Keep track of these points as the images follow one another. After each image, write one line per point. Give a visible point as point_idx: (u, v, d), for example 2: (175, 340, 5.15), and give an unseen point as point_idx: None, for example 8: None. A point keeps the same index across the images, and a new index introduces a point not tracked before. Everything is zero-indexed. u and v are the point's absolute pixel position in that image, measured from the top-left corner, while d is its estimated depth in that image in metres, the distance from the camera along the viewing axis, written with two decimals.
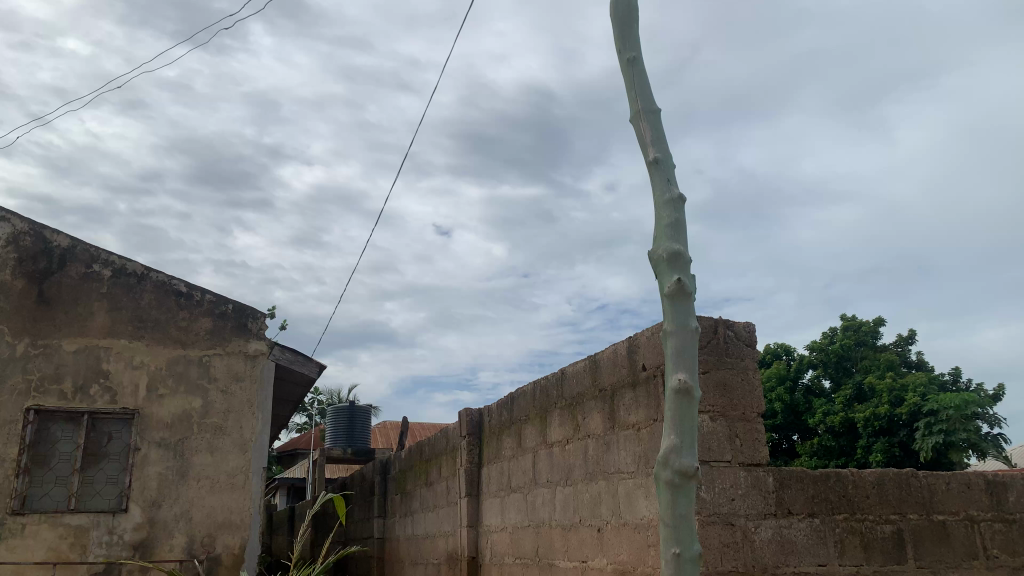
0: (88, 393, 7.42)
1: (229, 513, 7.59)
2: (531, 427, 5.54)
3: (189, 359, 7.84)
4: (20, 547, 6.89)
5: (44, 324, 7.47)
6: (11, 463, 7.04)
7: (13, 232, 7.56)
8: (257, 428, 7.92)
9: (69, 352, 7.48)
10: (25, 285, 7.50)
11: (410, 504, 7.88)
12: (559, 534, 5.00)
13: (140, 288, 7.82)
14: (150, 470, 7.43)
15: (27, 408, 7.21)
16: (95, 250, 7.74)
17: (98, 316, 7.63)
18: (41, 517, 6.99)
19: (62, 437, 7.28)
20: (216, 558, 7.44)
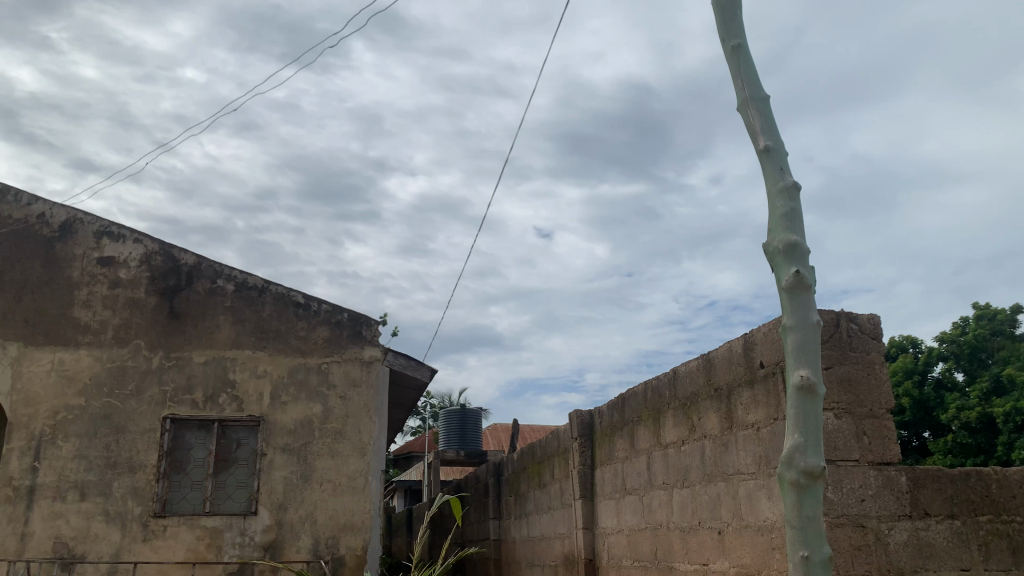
0: (217, 401, 7.84)
1: (351, 515, 7.84)
2: (644, 428, 5.46)
3: (309, 367, 8.15)
4: (162, 548, 7.34)
5: (176, 338, 7.95)
6: (152, 469, 7.53)
7: (146, 252, 8.10)
8: (374, 432, 8.15)
9: (199, 364, 7.92)
10: (158, 302, 8.01)
11: (524, 506, 7.91)
12: (677, 537, 4.89)
13: (261, 300, 8.20)
14: (277, 474, 7.76)
15: (164, 417, 7.69)
16: (219, 266, 8.16)
17: (223, 328, 8.05)
18: (180, 520, 7.43)
19: (196, 444, 7.73)
20: (341, 559, 7.69)
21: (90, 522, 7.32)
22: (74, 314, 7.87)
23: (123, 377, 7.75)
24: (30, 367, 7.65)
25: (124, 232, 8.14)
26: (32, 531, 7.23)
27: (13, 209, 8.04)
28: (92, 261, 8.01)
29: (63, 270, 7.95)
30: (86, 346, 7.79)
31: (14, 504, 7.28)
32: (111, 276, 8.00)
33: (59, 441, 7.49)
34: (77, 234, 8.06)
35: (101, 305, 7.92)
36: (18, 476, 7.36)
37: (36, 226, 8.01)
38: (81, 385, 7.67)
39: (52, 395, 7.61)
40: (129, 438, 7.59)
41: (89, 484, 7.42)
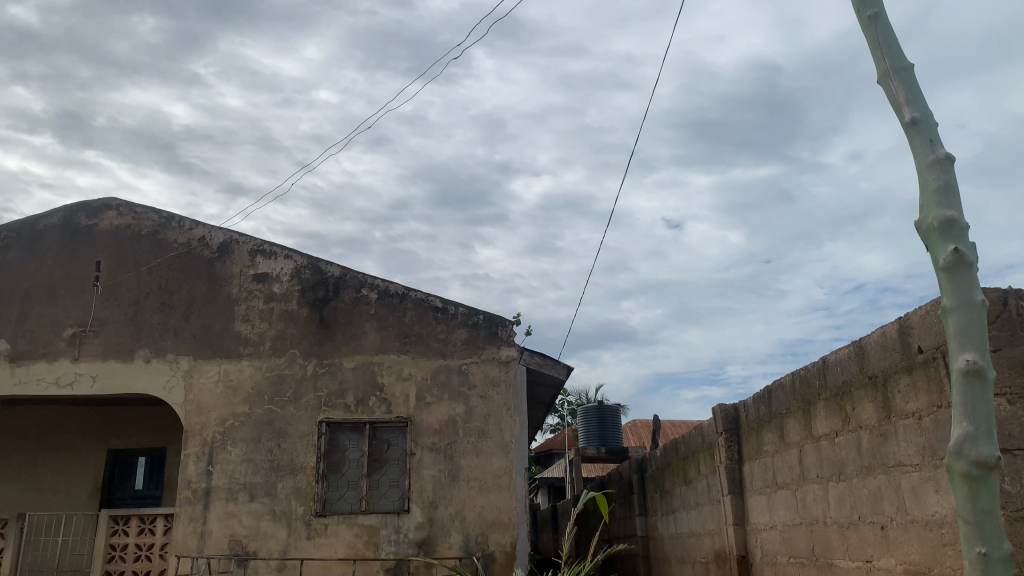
0: (367, 405, 8.22)
1: (499, 512, 8.00)
2: (794, 421, 5.26)
3: (450, 368, 8.39)
4: (325, 545, 7.77)
5: (327, 345, 8.39)
6: (312, 470, 7.99)
7: (295, 267, 8.62)
8: (515, 431, 8.28)
9: (349, 369, 8.33)
10: (308, 312, 8.50)
11: (671, 502, 7.80)
12: (837, 533, 4.68)
13: (402, 306, 8.52)
14: (425, 472, 8.04)
15: (320, 420, 8.14)
16: (362, 276, 8.56)
17: (369, 335, 8.42)
18: (339, 518, 7.84)
19: (350, 445, 8.13)
20: (491, 556, 7.86)
21: (260, 521, 7.85)
22: (235, 328, 8.46)
23: (281, 385, 8.27)
24: (200, 378, 8.29)
25: (275, 249, 8.69)
26: (209, 530, 7.82)
27: (178, 235, 8.77)
28: (248, 277, 8.60)
29: (224, 288, 8.58)
30: (247, 357, 8.36)
31: (193, 505, 7.90)
32: (266, 290, 8.55)
33: (228, 446, 8.08)
34: (234, 253, 8.68)
35: (259, 318, 8.48)
36: (195, 479, 7.98)
37: (198, 249, 8.70)
38: (245, 394, 8.24)
39: (220, 404, 8.21)
40: (290, 442, 8.08)
41: (257, 486, 7.95)
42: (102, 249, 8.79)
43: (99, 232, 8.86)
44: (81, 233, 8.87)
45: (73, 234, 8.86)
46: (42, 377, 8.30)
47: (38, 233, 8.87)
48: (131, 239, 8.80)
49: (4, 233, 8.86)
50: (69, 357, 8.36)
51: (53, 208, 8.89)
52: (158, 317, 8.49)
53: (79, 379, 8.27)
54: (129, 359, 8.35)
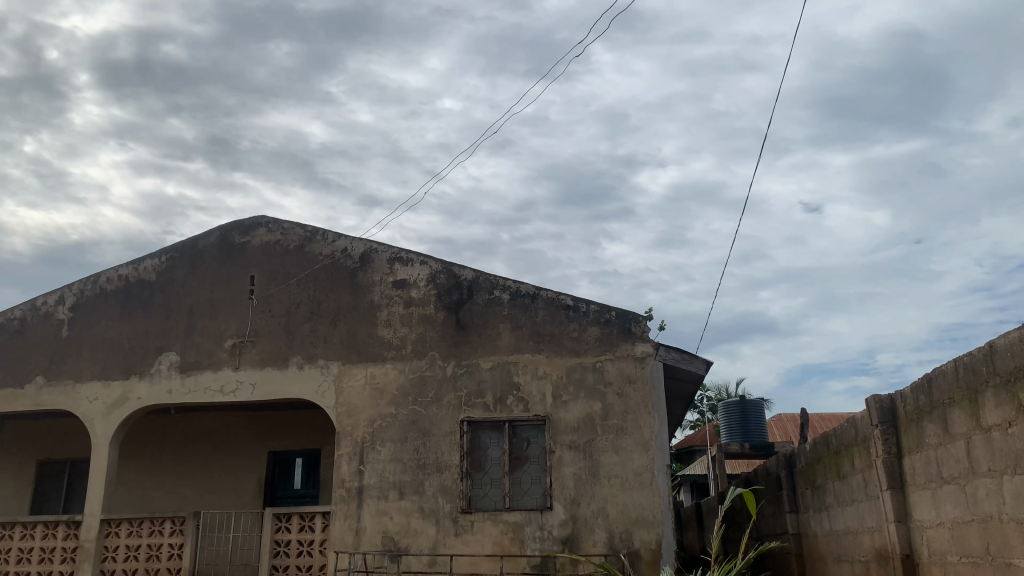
0: (505, 404, 8.35)
1: (642, 509, 7.93)
2: (959, 411, 4.91)
3: (586, 366, 8.39)
4: (472, 541, 7.97)
5: (464, 347, 8.60)
6: (456, 469, 8.22)
7: (431, 272, 8.90)
8: (655, 427, 8.18)
9: (486, 369, 8.49)
10: (445, 316, 8.74)
11: (824, 498, 7.46)
12: (1014, 531, 4.34)
13: (535, 306, 8.60)
14: (566, 470, 8.09)
15: (461, 420, 8.36)
16: (494, 278, 8.72)
17: (505, 335, 8.56)
18: (484, 515, 8.02)
19: (491, 444, 8.31)
20: (637, 553, 7.80)
21: (410, 518, 8.14)
22: (378, 333, 8.83)
23: (424, 387, 8.54)
24: (348, 382, 8.70)
25: (411, 256, 9.01)
26: (364, 527, 8.19)
27: (322, 247, 9.26)
28: (388, 284, 8.95)
29: (365, 295, 8.97)
30: (390, 360, 8.70)
31: (348, 503, 8.29)
32: (405, 296, 8.87)
33: (377, 446, 8.43)
34: (373, 262, 9.06)
35: (400, 323, 8.81)
36: (349, 478, 8.38)
37: (341, 259, 9.15)
38: (390, 396, 8.57)
39: (367, 406, 8.58)
40: (434, 442, 8.34)
41: (405, 484, 8.26)
42: (255, 264, 9.39)
43: (251, 248, 9.47)
44: (236, 250, 9.51)
45: (228, 251, 9.52)
46: (209, 385, 8.96)
47: (198, 252, 9.59)
48: (280, 253, 9.36)
49: (170, 254, 9.64)
50: (231, 366, 8.99)
51: (211, 228, 9.59)
52: (308, 325, 8.98)
53: (241, 386, 8.87)
54: (284, 366, 8.88)
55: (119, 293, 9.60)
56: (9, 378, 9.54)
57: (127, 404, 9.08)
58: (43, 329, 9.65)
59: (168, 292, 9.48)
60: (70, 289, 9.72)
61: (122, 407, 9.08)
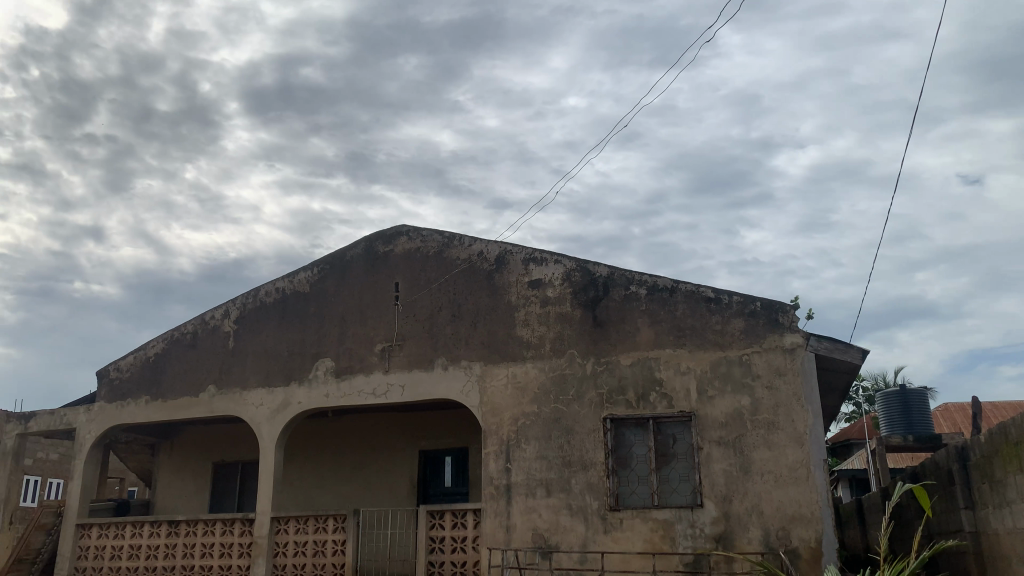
0: (649, 400, 8.26)
1: (799, 506, 7.62)
2: None
3: (731, 359, 8.17)
4: (622, 539, 7.94)
5: (604, 344, 8.57)
6: (602, 466, 8.21)
7: (566, 270, 8.93)
8: (809, 421, 7.84)
9: (627, 366, 8.43)
10: (583, 313, 8.74)
11: (1004, 493, 6.90)
12: None
13: (674, 300, 8.45)
14: (716, 467, 7.90)
15: (604, 417, 8.33)
16: (630, 273, 8.65)
17: (644, 331, 8.47)
18: (634, 513, 7.97)
19: (636, 441, 8.24)
20: (795, 551, 7.51)
21: (559, 516, 8.20)
22: (518, 333, 8.95)
23: (565, 385, 8.58)
24: (491, 382, 8.87)
25: (545, 256, 9.08)
26: (514, 524, 8.33)
27: (459, 252, 9.51)
28: (525, 284, 9.06)
29: (503, 296, 9.13)
30: (531, 360, 8.80)
31: (498, 500, 8.46)
32: (541, 296, 8.95)
33: (523, 444, 8.55)
34: (510, 264, 9.21)
35: (538, 322, 8.89)
36: (497, 476, 8.55)
37: (478, 262, 9.36)
38: (533, 394, 8.66)
39: (510, 405, 8.72)
40: (579, 439, 8.37)
41: (553, 482, 8.33)
42: (397, 272, 9.77)
43: (393, 257, 9.86)
44: (379, 259, 9.93)
45: (373, 261, 9.96)
46: (361, 389, 9.39)
47: (346, 263, 10.09)
48: (421, 260, 9.68)
49: (320, 266, 10.19)
50: (380, 369, 9.38)
51: (356, 240, 10.06)
52: (450, 328, 9.24)
53: (391, 388, 9.24)
54: (429, 368, 9.17)
55: (277, 305, 10.25)
56: (185, 387, 10.39)
57: (289, 408, 9.67)
58: (213, 341, 10.45)
59: (319, 302, 10.02)
60: (234, 303, 10.47)
61: (285, 411, 9.67)
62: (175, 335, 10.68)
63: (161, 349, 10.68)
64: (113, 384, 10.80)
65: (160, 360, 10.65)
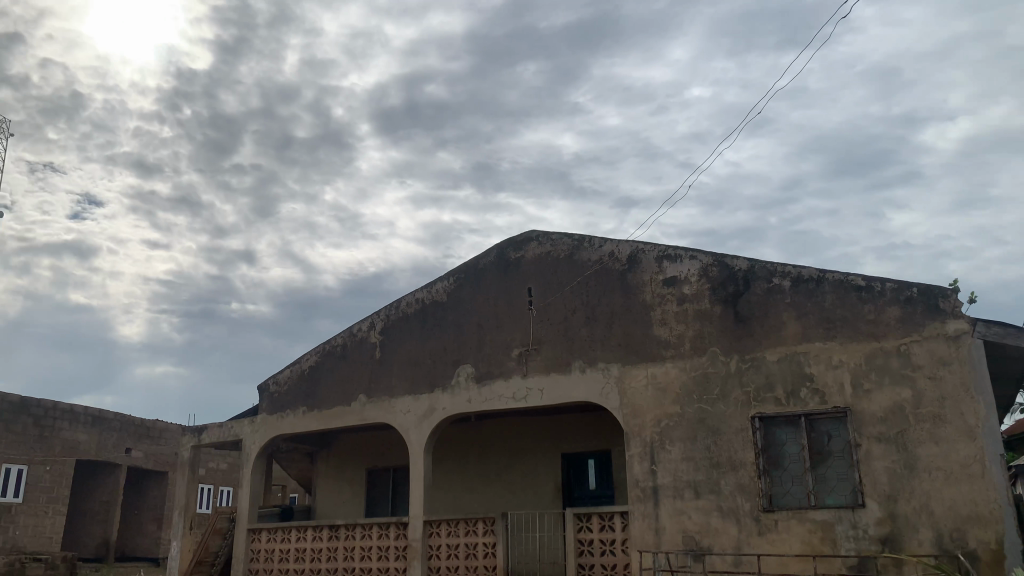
0: (799, 397, 7.93)
1: (975, 505, 7.08)
2: None
3: (888, 351, 7.71)
4: (779, 541, 7.66)
5: (747, 340, 8.30)
6: (752, 466, 7.95)
7: (702, 266, 8.72)
8: (981, 413, 7.26)
9: (774, 361, 8.13)
10: (723, 309, 8.51)
11: None
12: None
13: (821, 291, 8.08)
14: (878, 464, 7.48)
15: (752, 416, 8.07)
16: (772, 265, 8.34)
17: (789, 325, 8.14)
18: (789, 514, 7.67)
19: (788, 439, 7.94)
20: (973, 554, 6.98)
21: (710, 518, 8.01)
22: (656, 332, 8.82)
23: (708, 384, 8.38)
24: (631, 383, 8.78)
25: (680, 252, 8.91)
26: (663, 526, 8.21)
27: (591, 253, 9.49)
28: (660, 283, 8.93)
29: (639, 295, 9.02)
30: (671, 359, 8.64)
31: (645, 503, 8.36)
32: (678, 293, 8.78)
33: (667, 445, 8.41)
34: (643, 262, 9.10)
35: (676, 321, 8.73)
36: (642, 478, 8.45)
37: (610, 263, 9.31)
38: (675, 394, 8.51)
39: (653, 406, 8.60)
40: (726, 439, 8.14)
41: (701, 483, 8.14)
42: (531, 277, 9.86)
43: (526, 262, 9.96)
44: (512, 266, 10.07)
45: (506, 267, 10.10)
46: (502, 394, 9.54)
47: (481, 271, 10.30)
48: (553, 264, 9.73)
49: (456, 275, 10.45)
50: (520, 374, 9.50)
51: (489, 248, 10.25)
52: (587, 331, 9.23)
53: (530, 392, 9.33)
54: (567, 371, 9.19)
55: (417, 315, 10.60)
56: (337, 397, 10.93)
57: (434, 415, 9.96)
58: (360, 352, 10.94)
59: (457, 311, 10.27)
60: (378, 316, 10.92)
61: (431, 418, 9.98)
62: (325, 348, 11.27)
63: (314, 362, 11.30)
64: (273, 397, 11.52)
65: (313, 372, 11.26)
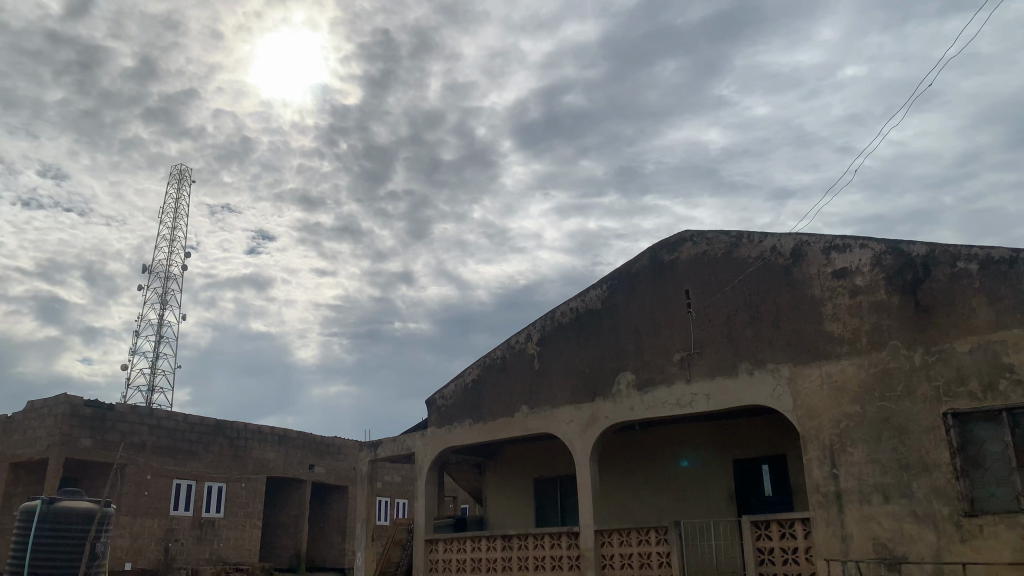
0: (998, 390, 7.25)
1: None
2: None
3: None
4: (985, 548, 7.01)
5: (932, 331, 7.70)
6: (948, 467, 7.35)
7: (875, 254, 8.20)
8: None
9: (965, 353, 7.48)
10: (902, 299, 7.94)
11: None
12: None
13: (1015, 272, 7.36)
14: None
15: (944, 413, 7.47)
16: (955, 248, 7.71)
17: (981, 311, 7.47)
18: (996, 518, 7.02)
19: (989, 437, 7.29)
20: None
21: (903, 524, 7.46)
22: (827, 328, 8.36)
23: (891, 380, 7.84)
24: (804, 383, 8.36)
25: (849, 242, 8.43)
26: (851, 533, 7.73)
27: (751, 250, 9.16)
28: (828, 275, 8.47)
29: (806, 290, 8.60)
30: (846, 356, 8.16)
31: (828, 508, 7.92)
32: (850, 286, 8.29)
33: (849, 447, 7.93)
34: (808, 255, 8.68)
35: (849, 315, 8.24)
36: (823, 483, 8.01)
37: (772, 258, 8.94)
38: (853, 393, 8.02)
39: (830, 406, 8.14)
40: (915, 439, 7.57)
41: (890, 486, 7.61)
42: (688, 278, 9.64)
43: (681, 264, 9.75)
44: (667, 269, 9.88)
45: (661, 270, 9.94)
46: (666, 400, 9.36)
47: (635, 276, 10.18)
48: (711, 264, 9.47)
49: (610, 282, 10.39)
50: (683, 379, 9.28)
51: (642, 251, 10.12)
52: (751, 330, 8.89)
53: (696, 397, 9.09)
54: (734, 374, 8.88)
55: (574, 324, 10.62)
56: (501, 409, 11.13)
57: (598, 423, 9.93)
58: (520, 364, 11.10)
59: (614, 317, 10.21)
60: (535, 326, 11.05)
61: (595, 427, 9.95)
62: (487, 361, 11.53)
63: (477, 375, 11.59)
64: (441, 410, 11.91)
65: (476, 385, 11.55)
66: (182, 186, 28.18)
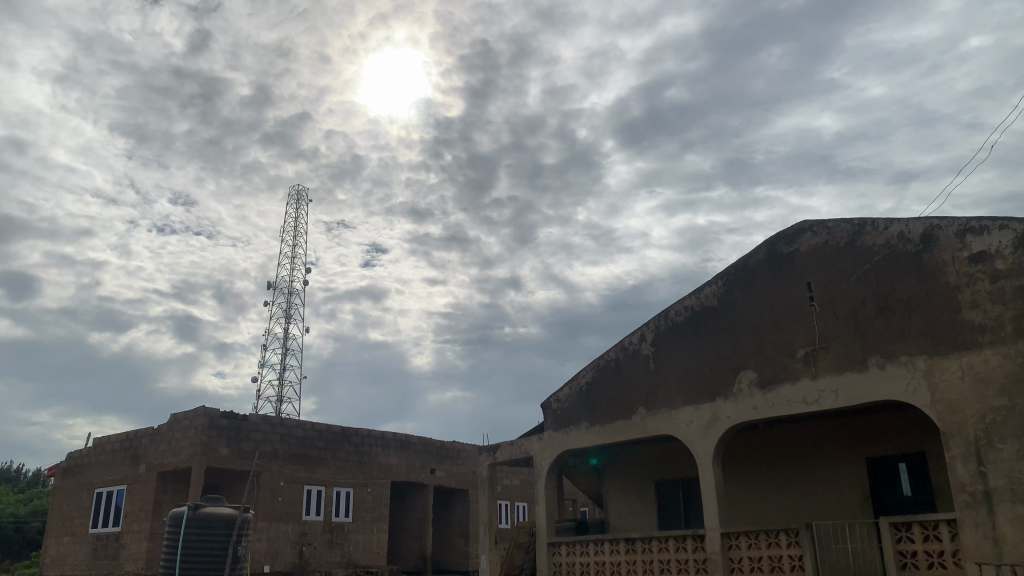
0: None
1: None
2: None
3: None
4: None
5: None
6: None
7: (1017, 235, 7.65)
8: None
9: None
10: None
11: None
12: None
13: None
14: None
15: None
16: None
17: None
18: None
19: None
20: None
21: None
22: (965, 316, 7.86)
23: None
24: (942, 375, 7.88)
25: (986, 224, 7.90)
26: (1003, 535, 7.21)
27: (876, 237, 8.72)
28: (964, 261, 7.96)
29: (939, 278, 8.12)
30: (988, 346, 7.64)
31: (976, 509, 7.43)
32: (989, 270, 7.76)
33: (996, 443, 7.41)
34: (940, 240, 8.18)
35: (990, 302, 7.71)
36: (970, 482, 7.51)
37: (901, 245, 8.48)
38: (999, 385, 7.50)
39: (973, 399, 7.64)
40: None
41: None
42: (808, 271, 9.28)
43: (801, 256, 9.40)
44: (786, 261, 9.54)
45: (779, 263, 9.61)
46: (791, 398, 9.03)
47: (752, 270, 9.88)
48: (833, 254, 9.08)
49: (725, 278, 10.13)
50: (808, 376, 8.93)
51: (758, 245, 9.82)
52: (881, 322, 8.46)
53: (824, 394, 8.73)
54: (864, 368, 8.47)
55: (689, 323, 10.42)
56: (618, 412, 11.04)
57: (719, 423, 9.69)
58: (635, 365, 10.98)
59: (731, 314, 9.95)
60: (649, 327, 10.90)
61: (716, 427, 9.71)
62: (601, 363, 11.46)
63: (591, 378, 11.54)
64: (557, 414, 11.93)
65: (591, 388, 11.51)
66: (300, 206, 29.41)
